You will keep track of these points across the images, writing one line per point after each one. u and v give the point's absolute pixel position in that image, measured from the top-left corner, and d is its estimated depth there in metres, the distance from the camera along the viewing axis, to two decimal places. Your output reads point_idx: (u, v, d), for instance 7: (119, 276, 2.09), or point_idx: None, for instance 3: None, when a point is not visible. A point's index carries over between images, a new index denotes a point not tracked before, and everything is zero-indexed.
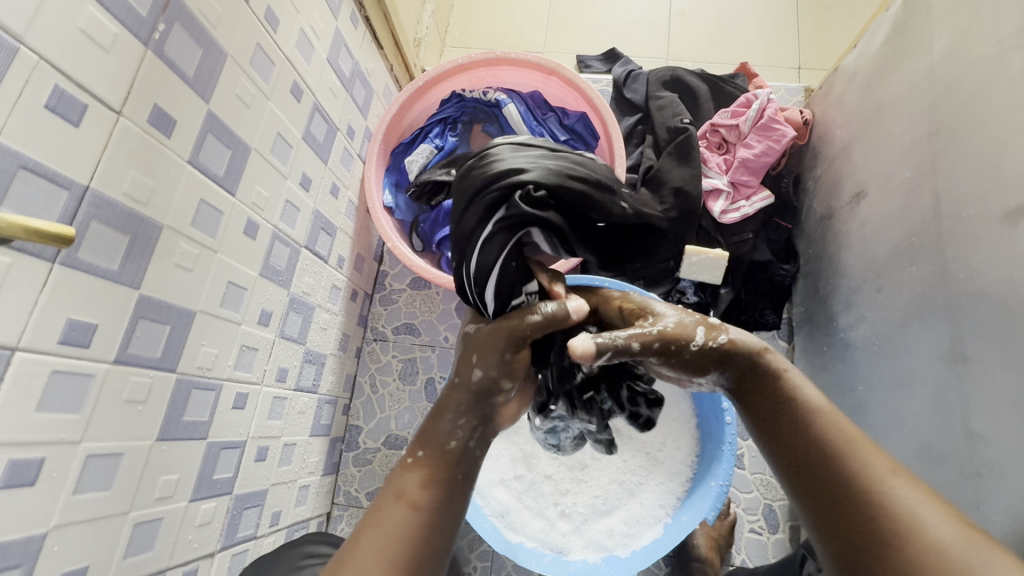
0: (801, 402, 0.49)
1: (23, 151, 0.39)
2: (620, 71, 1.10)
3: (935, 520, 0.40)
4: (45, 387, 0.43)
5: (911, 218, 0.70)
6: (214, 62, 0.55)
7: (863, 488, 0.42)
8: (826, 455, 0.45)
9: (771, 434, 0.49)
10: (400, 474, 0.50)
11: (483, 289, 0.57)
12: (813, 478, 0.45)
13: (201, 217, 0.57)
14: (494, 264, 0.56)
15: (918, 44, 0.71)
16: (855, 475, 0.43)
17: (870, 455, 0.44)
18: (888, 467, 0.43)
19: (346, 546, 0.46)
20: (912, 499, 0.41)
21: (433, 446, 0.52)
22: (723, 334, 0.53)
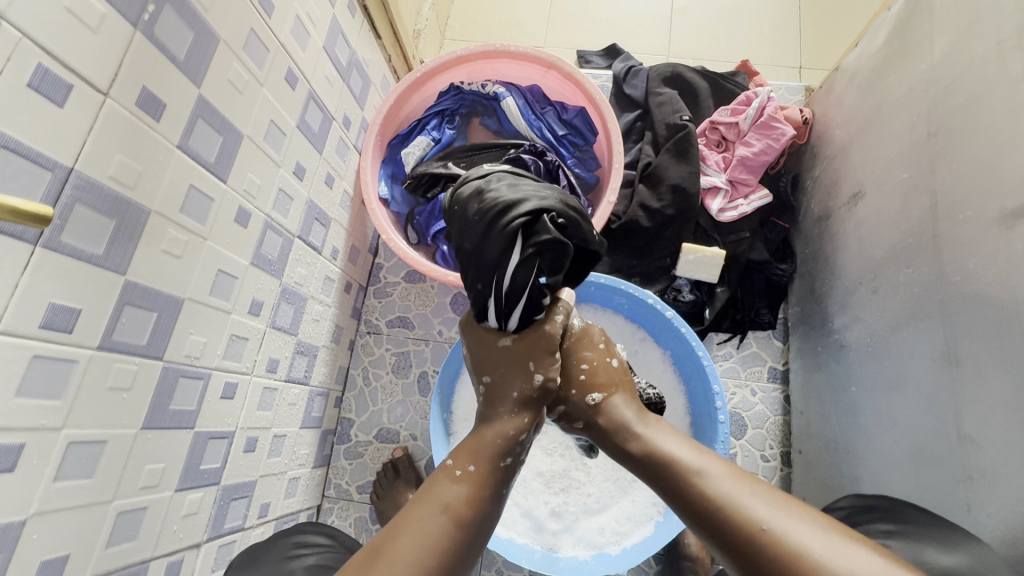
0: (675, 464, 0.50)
1: (3, 128, 0.38)
2: (621, 67, 1.09)
3: (829, 550, 0.40)
4: (25, 371, 0.42)
5: (908, 219, 0.70)
6: (205, 46, 0.54)
7: (754, 540, 0.42)
8: (714, 516, 0.45)
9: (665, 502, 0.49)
10: (445, 483, 0.49)
11: (512, 310, 0.54)
12: (712, 541, 0.45)
13: (191, 204, 0.56)
14: (522, 290, 0.52)
15: (919, 43, 0.71)
16: (744, 527, 0.43)
17: (749, 502, 0.44)
18: (769, 508, 0.44)
19: (378, 544, 0.45)
20: (779, 521, 0.43)
21: (484, 463, 0.51)
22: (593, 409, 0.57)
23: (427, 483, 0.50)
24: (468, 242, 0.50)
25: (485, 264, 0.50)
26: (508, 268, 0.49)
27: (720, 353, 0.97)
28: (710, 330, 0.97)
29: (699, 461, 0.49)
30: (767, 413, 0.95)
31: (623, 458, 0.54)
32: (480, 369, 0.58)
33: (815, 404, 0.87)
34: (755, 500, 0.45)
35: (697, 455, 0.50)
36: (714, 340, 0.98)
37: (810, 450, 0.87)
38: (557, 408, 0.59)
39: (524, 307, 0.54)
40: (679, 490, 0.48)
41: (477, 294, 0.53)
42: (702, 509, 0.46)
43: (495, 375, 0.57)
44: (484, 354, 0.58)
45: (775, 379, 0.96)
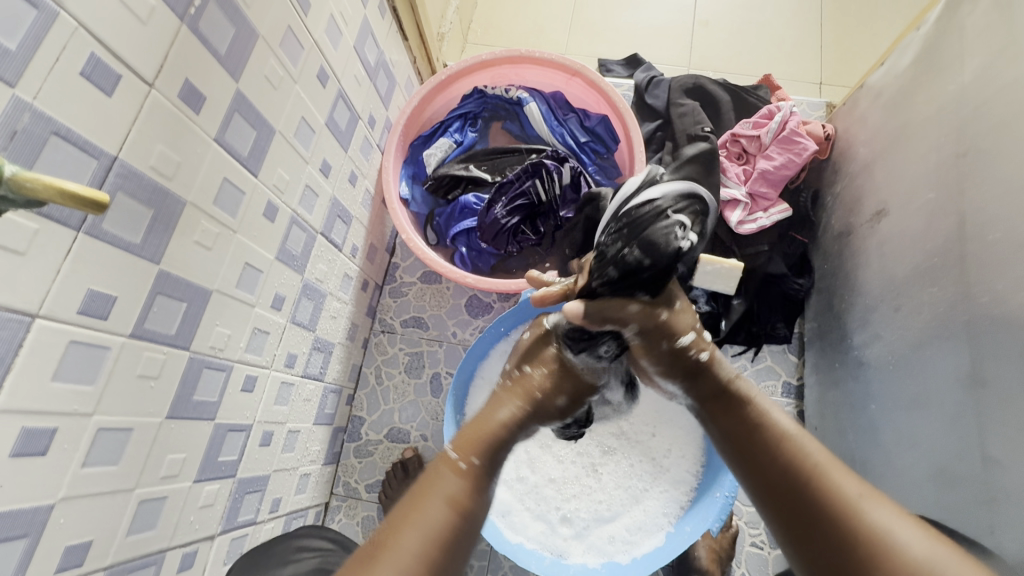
0: (768, 423, 0.50)
1: (56, 116, 0.38)
2: (643, 76, 1.09)
3: (909, 536, 0.40)
4: (62, 356, 0.42)
5: (934, 238, 0.70)
6: (245, 41, 0.55)
7: (836, 508, 0.43)
8: (798, 477, 0.45)
9: (739, 454, 0.50)
10: (450, 474, 0.51)
11: (632, 210, 0.55)
12: (785, 503, 0.45)
13: (223, 196, 0.56)
14: (688, 210, 0.54)
15: (950, 64, 0.71)
16: (828, 494, 0.44)
17: (840, 476, 0.45)
18: (856, 486, 0.44)
19: (380, 538, 0.46)
20: (865, 498, 0.43)
21: (485, 455, 0.54)
22: (705, 351, 0.56)
23: (430, 473, 0.51)
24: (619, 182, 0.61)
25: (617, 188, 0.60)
26: (643, 178, 0.57)
27: (734, 365, 0.97)
28: (726, 342, 0.97)
29: (793, 425, 0.50)
30: None
31: (713, 406, 0.54)
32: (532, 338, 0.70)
33: (830, 421, 0.87)
34: (848, 481, 0.44)
35: (791, 421, 0.50)
36: (729, 351, 0.98)
37: None
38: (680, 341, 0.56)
39: (641, 211, 0.55)
40: (768, 444, 0.49)
41: (610, 218, 0.58)
42: (788, 463, 0.47)
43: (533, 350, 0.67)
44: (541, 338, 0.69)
45: (789, 394, 0.96)
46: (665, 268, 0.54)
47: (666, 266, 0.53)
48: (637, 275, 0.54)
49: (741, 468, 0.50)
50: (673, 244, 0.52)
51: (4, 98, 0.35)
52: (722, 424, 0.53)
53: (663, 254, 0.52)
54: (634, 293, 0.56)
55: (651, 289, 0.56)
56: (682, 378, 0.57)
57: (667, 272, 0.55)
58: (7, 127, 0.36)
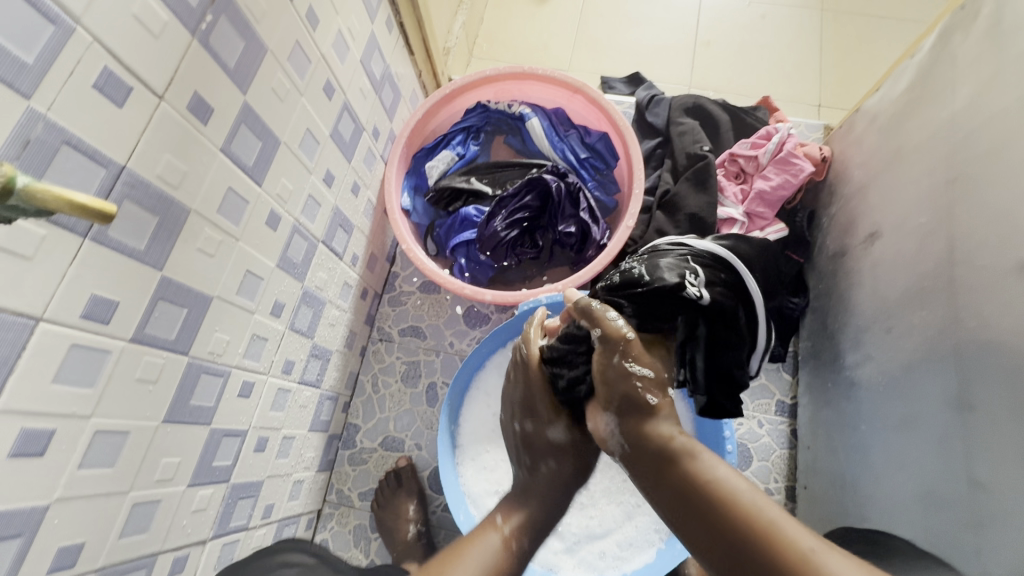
0: (715, 480, 0.47)
1: (68, 127, 0.39)
2: (644, 95, 1.12)
3: None
4: (63, 359, 0.43)
5: (925, 262, 0.71)
6: (254, 54, 0.57)
7: (795, 568, 0.40)
8: (749, 536, 0.43)
9: (693, 517, 0.47)
10: (494, 538, 0.58)
11: (658, 255, 0.72)
12: (742, 566, 0.43)
13: (227, 204, 0.58)
14: (701, 269, 0.70)
15: (942, 91, 0.72)
16: (783, 552, 0.41)
17: (793, 529, 0.42)
18: (811, 539, 0.42)
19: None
20: (822, 551, 0.41)
21: (531, 533, 0.60)
22: (656, 398, 0.55)
23: (478, 536, 0.59)
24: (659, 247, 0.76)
25: (662, 249, 0.74)
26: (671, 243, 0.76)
27: None
28: None
29: (738, 479, 0.47)
30: (773, 446, 0.95)
31: (660, 467, 0.51)
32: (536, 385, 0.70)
33: (823, 440, 0.87)
34: (801, 535, 0.42)
35: (737, 477, 0.47)
36: None
37: (816, 487, 0.87)
38: (643, 372, 0.55)
39: (667, 258, 0.71)
40: (717, 504, 0.46)
41: (644, 260, 0.72)
42: (739, 526, 0.44)
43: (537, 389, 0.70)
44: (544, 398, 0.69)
45: (782, 412, 0.96)
46: (658, 289, 0.65)
47: (661, 292, 0.65)
48: (633, 291, 0.66)
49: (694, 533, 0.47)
50: (675, 277, 0.66)
51: (20, 108, 0.36)
52: (673, 486, 0.49)
53: (665, 283, 0.65)
54: (622, 306, 0.67)
55: (643, 318, 0.65)
56: (615, 409, 0.56)
57: (655, 303, 0.65)
58: (21, 136, 0.37)
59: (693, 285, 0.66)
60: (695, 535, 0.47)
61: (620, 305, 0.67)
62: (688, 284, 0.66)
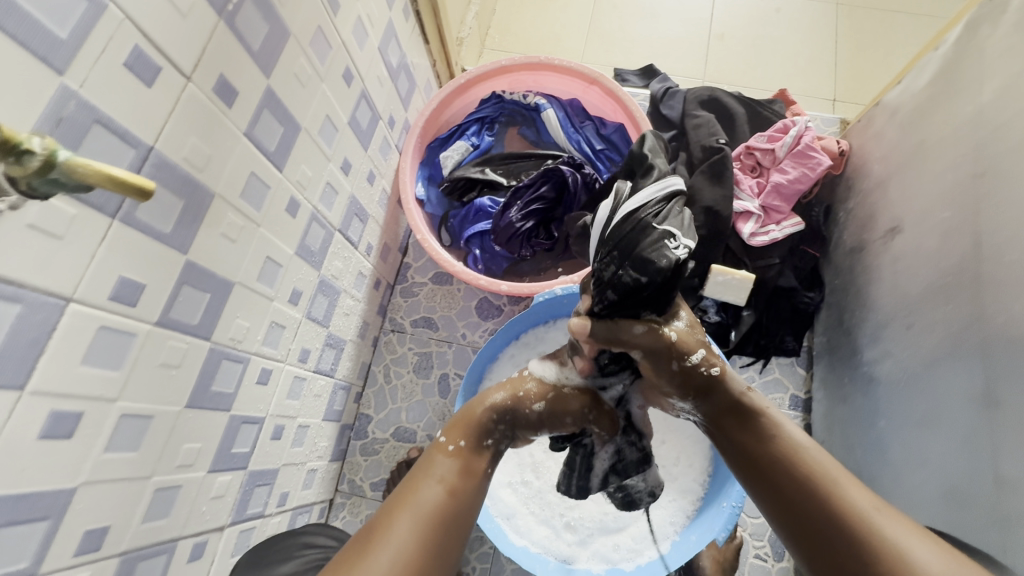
0: (780, 438, 0.50)
1: (98, 106, 0.39)
2: (659, 87, 1.11)
3: (924, 551, 0.40)
4: (91, 341, 0.43)
5: (949, 256, 0.70)
6: (277, 38, 0.56)
7: (850, 524, 0.43)
8: (809, 494, 0.46)
9: (757, 471, 0.50)
10: (441, 457, 0.54)
11: (617, 230, 0.56)
12: (799, 519, 0.46)
13: (249, 190, 0.57)
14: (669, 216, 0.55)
15: (968, 85, 0.72)
16: (841, 511, 0.44)
17: (851, 489, 0.45)
18: (868, 499, 0.44)
19: (376, 518, 0.47)
20: (878, 512, 0.43)
21: (472, 441, 0.56)
22: (717, 368, 0.56)
23: (423, 461, 0.53)
24: (605, 214, 0.60)
25: (607, 218, 0.58)
26: (617, 197, 0.59)
27: (743, 376, 0.98)
28: (734, 353, 0.97)
29: (807, 442, 0.50)
30: None
31: (727, 420, 0.54)
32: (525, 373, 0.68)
33: (839, 435, 0.87)
34: (858, 495, 0.44)
35: (805, 437, 0.50)
36: (737, 362, 0.98)
37: None
38: (700, 356, 0.57)
39: (626, 227, 0.55)
40: (780, 459, 0.49)
41: (609, 248, 0.57)
42: (800, 480, 0.47)
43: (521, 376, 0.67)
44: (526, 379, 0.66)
45: (796, 407, 0.96)
46: (660, 282, 0.54)
47: (665, 282, 0.54)
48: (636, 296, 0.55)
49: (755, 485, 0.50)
50: (665, 256, 0.53)
51: (53, 85, 0.36)
52: (740, 444, 0.52)
53: (661, 273, 0.53)
54: (639, 312, 0.57)
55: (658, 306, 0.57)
56: (693, 398, 0.57)
57: (667, 288, 0.55)
58: (53, 114, 0.36)
59: (677, 243, 0.53)
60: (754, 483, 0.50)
61: (637, 313, 0.57)
62: (673, 249, 0.53)
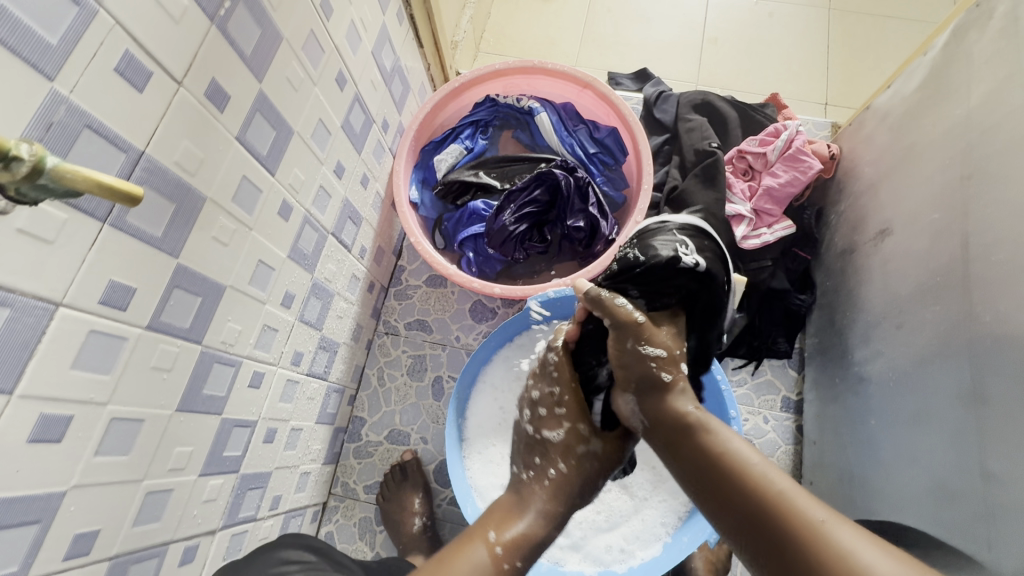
0: (730, 455, 0.51)
1: (89, 110, 0.39)
2: (652, 91, 1.12)
3: (874, 556, 0.40)
4: (81, 345, 0.43)
5: (937, 259, 0.71)
6: (270, 42, 0.56)
7: (805, 538, 0.42)
8: (758, 509, 0.46)
9: (710, 490, 0.51)
10: (482, 551, 0.53)
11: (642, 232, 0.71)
12: (756, 538, 0.46)
13: (242, 193, 0.57)
14: (689, 238, 0.68)
15: (956, 90, 0.73)
16: (795, 524, 0.43)
17: (802, 500, 0.45)
18: (820, 510, 0.44)
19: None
20: (831, 520, 0.43)
21: (526, 552, 0.55)
22: (669, 374, 0.60)
23: (464, 552, 0.53)
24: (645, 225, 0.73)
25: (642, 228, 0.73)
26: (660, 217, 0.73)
27: (735, 378, 0.98)
28: (727, 355, 0.97)
29: (757, 457, 0.50)
30: (778, 442, 0.95)
31: (680, 445, 0.55)
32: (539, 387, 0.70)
33: (830, 435, 0.88)
34: (805, 503, 0.45)
35: (755, 453, 0.50)
36: (730, 365, 0.99)
37: (822, 482, 0.87)
38: (659, 352, 0.60)
39: (645, 231, 0.71)
40: (731, 479, 0.49)
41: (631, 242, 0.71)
42: (753, 499, 0.47)
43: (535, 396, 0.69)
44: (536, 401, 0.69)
45: (788, 408, 0.97)
46: (653, 266, 0.65)
47: (658, 271, 0.65)
48: (633, 272, 0.66)
49: (711, 506, 0.50)
50: (669, 251, 0.65)
51: (43, 90, 0.36)
52: (692, 463, 0.53)
53: (659, 260, 0.65)
54: (629, 289, 0.66)
55: (646, 291, 0.65)
56: (633, 392, 0.61)
57: (657, 281, 0.65)
58: (44, 118, 0.37)
59: (687, 253, 0.65)
60: (713, 509, 0.50)
61: (625, 289, 0.66)
62: (682, 253, 0.65)
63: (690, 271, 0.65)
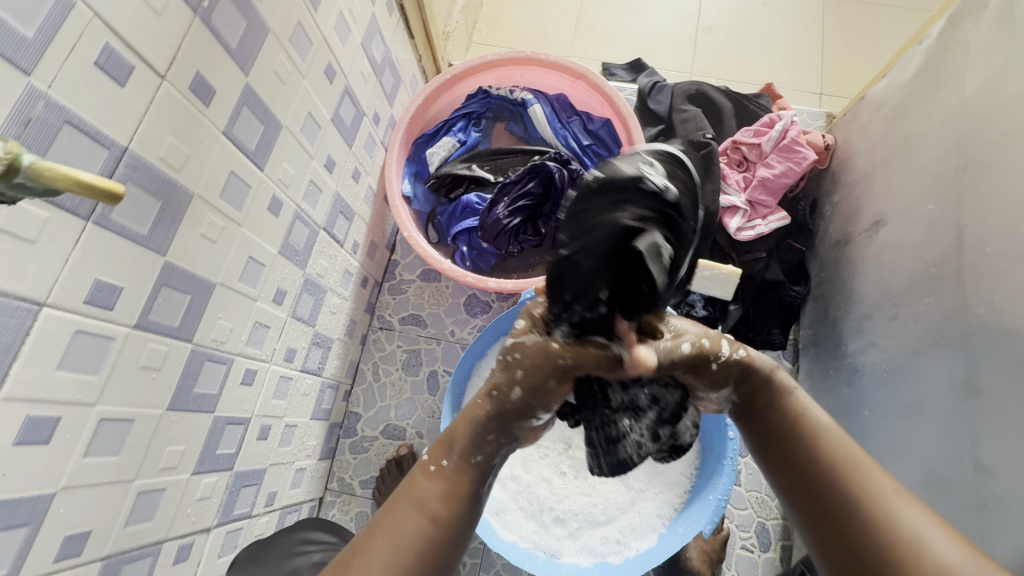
0: (801, 418, 0.47)
1: (69, 106, 0.38)
2: (646, 82, 1.11)
3: (942, 543, 0.38)
4: (67, 346, 0.42)
5: (932, 249, 0.71)
6: (256, 34, 0.55)
7: (868, 511, 0.40)
8: (826, 469, 0.43)
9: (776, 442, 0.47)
10: (418, 477, 0.49)
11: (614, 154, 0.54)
12: (811, 496, 0.43)
13: (230, 189, 0.56)
14: (661, 163, 0.52)
15: (950, 80, 0.72)
16: (860, 495, 0.41)
17: (875, 474, 0.42)
18: (892, 487, 0.41)
19: (357, 545, 0.45)
20: (900, 499, 0.41)
21: (461, 456, 0.50)
22: (742, 350, 0.53)
23: (405, 480, 0.49)
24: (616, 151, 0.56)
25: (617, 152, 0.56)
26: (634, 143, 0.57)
27: None
28: None
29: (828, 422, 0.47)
30: None
31: (748, 405, 0.51)
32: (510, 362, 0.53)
33: None
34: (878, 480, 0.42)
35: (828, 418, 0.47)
36: None
37: None
38: (723, 347, 0.53)
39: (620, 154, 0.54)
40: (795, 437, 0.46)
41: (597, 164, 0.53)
42: (818, 461, 0.44)
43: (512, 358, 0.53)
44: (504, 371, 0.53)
45: None
46: (612, 184, 0.48)
47: (619, 185, 0.47)
48: (587, 191, 0.49)
49: (768, 456, 0.48)
50: (634, 168, 0.49)
51: (19, 85, 0.35)
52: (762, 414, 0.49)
53: (619, 174, 0.48)
54: (585, 219, 0.48)
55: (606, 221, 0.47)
56: (730, 386, 0.53)
57: (619, 195, 0.47)
58: (22, 114, 0.36)
59: (655, 176, 0.49)
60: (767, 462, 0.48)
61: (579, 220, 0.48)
62: (649, 175, 0.49)
63: (661, 203, 0.48)
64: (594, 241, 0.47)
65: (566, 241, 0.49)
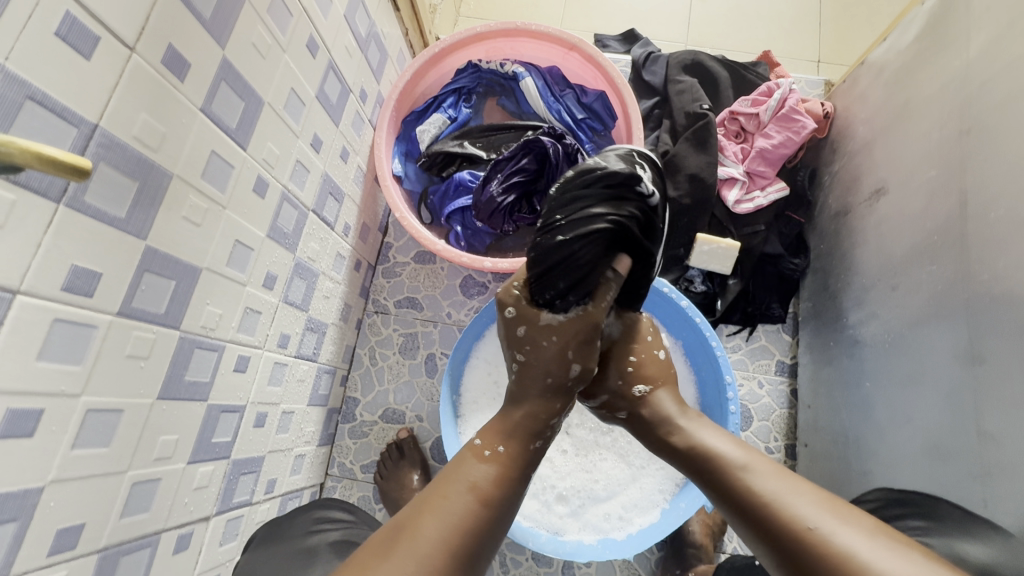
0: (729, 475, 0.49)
1: (31, 80, 0.36)
2: (640, 52, 1.07)
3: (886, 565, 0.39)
4: (46, 335, 0.40)
5: (933, 218, 0.70)
6: (231, 5, 0.52)
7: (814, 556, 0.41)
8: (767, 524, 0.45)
9: (704, 479, 0.51)
10: (469, 460, 0.50)
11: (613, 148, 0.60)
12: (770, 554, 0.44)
13: (212, 169, 0.54)
14: (650, 165, 0.59)
15: (954, 40, 0.70)
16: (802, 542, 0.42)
17: (807, 515, 0.43)
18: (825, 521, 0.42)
19: (403, 522, 0.45)
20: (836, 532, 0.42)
21: (516, 446, 0.51)
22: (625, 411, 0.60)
23: (454, 462, 0.50)
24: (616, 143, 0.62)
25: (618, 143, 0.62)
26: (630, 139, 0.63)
27: (730, 344, 0.98)
28: (721, 321, 0.97)
29: (754, 471, 0.48)
30: (773, 406, 0.96)
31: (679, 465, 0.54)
32: (548, 348, 0.54)
33: (823, 397, 0.88)
34: (800, 499, 0.45)
35: (752, 468, 0.48)
36: (724, 331, 0.98)
37: (817, 444, 0.88)
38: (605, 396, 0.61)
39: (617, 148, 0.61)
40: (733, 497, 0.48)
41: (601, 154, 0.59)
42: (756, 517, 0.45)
43: (551, 342, 0.54)
44: (546, 355, 0.54)
45: (782, 372, 0.97)
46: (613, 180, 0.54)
47: (621, 180, 0.54)
48: (590, 181, 0.54)
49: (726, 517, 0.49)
50: (632, 168, 0.56)
51: None
52: (681, 453, 0.54)
53: (621, 170, 0.55)
54: (588, 211, 0.53)
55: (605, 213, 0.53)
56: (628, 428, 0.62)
57: (617, 191, 0.54)
58: None
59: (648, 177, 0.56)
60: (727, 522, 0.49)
61: (581, 208, 0.53)
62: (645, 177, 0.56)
63: (648, 205, 0.56)
64: (598, 233, 0.53)
65: (563, 228, 0.53)
